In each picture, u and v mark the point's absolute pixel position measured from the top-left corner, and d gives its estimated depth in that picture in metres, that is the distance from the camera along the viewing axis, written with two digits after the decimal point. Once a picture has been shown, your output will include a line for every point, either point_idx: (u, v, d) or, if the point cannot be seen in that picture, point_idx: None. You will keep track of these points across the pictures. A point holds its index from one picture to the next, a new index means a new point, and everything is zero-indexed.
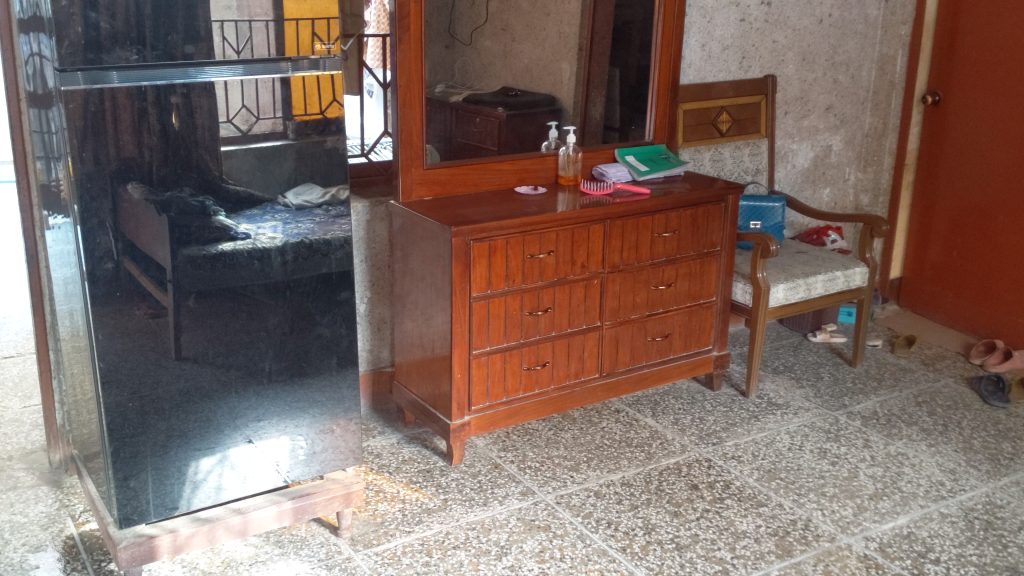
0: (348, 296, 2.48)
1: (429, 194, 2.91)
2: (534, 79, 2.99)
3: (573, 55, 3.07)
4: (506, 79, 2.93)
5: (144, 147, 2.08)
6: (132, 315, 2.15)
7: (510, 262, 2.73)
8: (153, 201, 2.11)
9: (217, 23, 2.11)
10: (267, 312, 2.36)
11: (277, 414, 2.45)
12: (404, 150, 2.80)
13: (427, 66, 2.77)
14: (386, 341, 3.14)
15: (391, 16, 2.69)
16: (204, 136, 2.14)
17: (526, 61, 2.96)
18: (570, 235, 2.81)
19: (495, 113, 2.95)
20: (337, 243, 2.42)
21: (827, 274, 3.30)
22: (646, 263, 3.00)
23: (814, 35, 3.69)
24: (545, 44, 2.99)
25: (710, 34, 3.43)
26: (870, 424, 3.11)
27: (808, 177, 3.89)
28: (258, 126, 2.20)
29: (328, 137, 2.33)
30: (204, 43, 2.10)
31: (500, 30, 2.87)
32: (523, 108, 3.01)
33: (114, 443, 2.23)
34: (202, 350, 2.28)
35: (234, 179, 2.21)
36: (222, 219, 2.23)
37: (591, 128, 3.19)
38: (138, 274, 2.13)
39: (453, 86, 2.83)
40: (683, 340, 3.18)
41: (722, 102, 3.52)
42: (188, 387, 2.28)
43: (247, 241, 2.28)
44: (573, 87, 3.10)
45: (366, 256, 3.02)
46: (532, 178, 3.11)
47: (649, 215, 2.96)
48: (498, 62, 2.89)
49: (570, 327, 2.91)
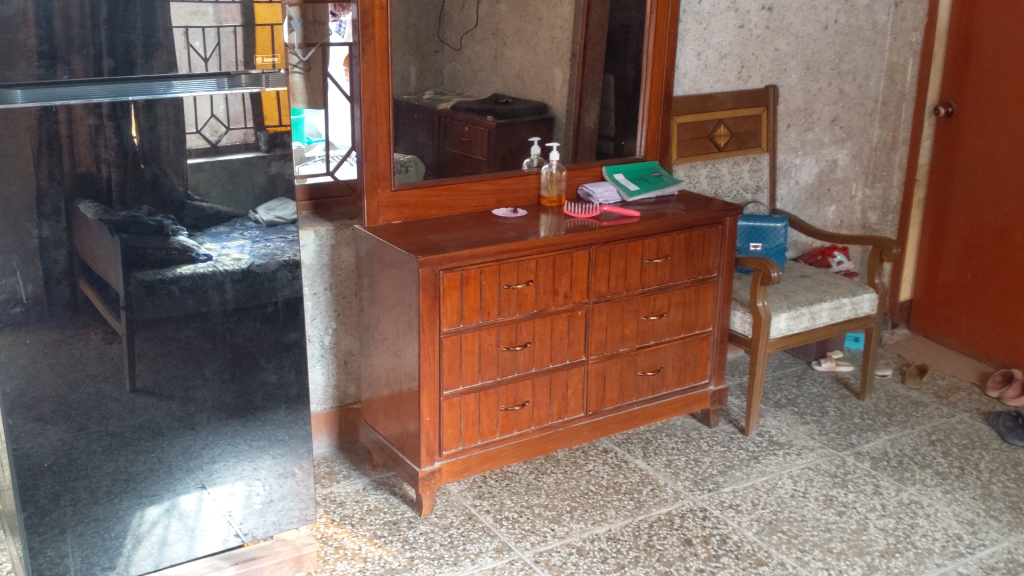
0: (297, 337, 2.26)
1: (397, 218, 2.65)
2: (526, 86, 2.76)
3: (567, 63, 2.82)
4: (499, 85, 2.70)
5: (102, 163, 1.89)
6: (88, 341, 1.96)
7: (484, 294, 2.48)
8: (107, 221, 1.92)
9: (181, 29, 1.91)
10: (204, 357, 2.13)
11: (232, 456, 2.23)
12: (369, 169, 2.55)
13: (412, 74, 2.56)
14: (354, 376, 2.88)
15: (355, 25, 2.44)
16: (170, 152, 1.96)
17: (517, 67, 2.73)
18: (551, 263, 2.56)
19: (485, 123, 2.73)
20: (284, 280, 2.20)
21: (833, 301, 3.05)
22: (636, 291, 2.75)
23: (819, 42, 3.44)
24: (537, 50, 2.76)
25: (706, 41, 3.18)
26: (880, 466, 2.86)
27: (812, 194, 3.64)
28: (227, 138, 2.01)
29: (272, 162, 2.11)
30: (165, 50, 1.90)
31: (491, 34, 2.65)
32: (513, 119, 2.78)
33: (56, 485, 2.02)
34: (159, 384, 2.08)
35: (198, 194, 2.02)
36: (182, 240, 2.03)
37: (586, 139, 2.95)
38: (94, 297, 1.94)
39: (442, 93, 2.63)
40: (677, 374, 2.92)
41: (719, 115, 3.27)
42: (144, 423, 2.09)
43: (209, 264, 2.07)
44: (566, 96, 2.86)
45: (331, 285, 2.76)
46: (513, 199, 2.85)
47: (639, 240, 2.71)
48: (489, 67, 2.67)
49: (551, 363, 2.65)
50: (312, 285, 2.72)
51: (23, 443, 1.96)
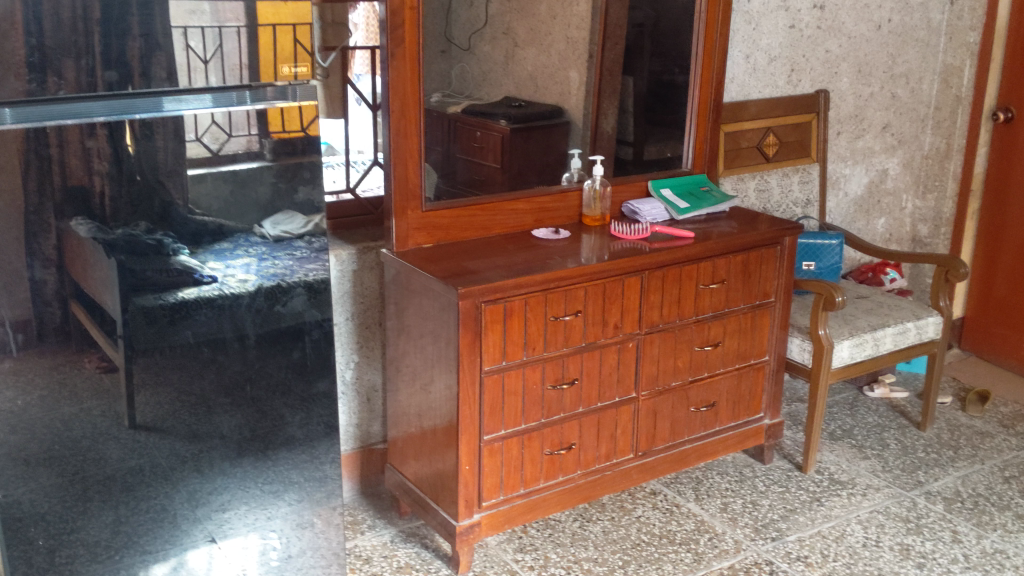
0: (325, 387, 2.02)
1: (428, 242, 2.39)
2: (539, 89, 2.49)
3: (583, 64, 2.56)
4: (510, 87, 2.42)
5: (95, 175, 1.60)
6: (83, 369, 1.68)
7: (529, 327, 2.22)
8: (102, 240, 1.63)
9: (179, 29, 1.62)
10: (220, 417, 1.87)
11: (244, 503, 1.95)
12: (399, 188, 2.29)
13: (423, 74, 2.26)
14: (377, 413, 2.61)
15: (382, 27, 2.18)
16: (167, 163, 1.67)
17: (530, 68, 2.46)
18: (601, 290, 2.31)
19: (497, 128, 2.43)
20: (312, 323, 1.95)
21: (897, 326, 2.80)
22: (690, 320, 2.50)
23: (871, 43, 3.19)
24: (551, 51, 2.49)
25: (756, 43, 2.93)
26: (955, 509, 2.61)
27: (861, 206, 3.39)
28: (230, 146, 1.73)
29: (299, 187, 1.84)
30: (163, 52, 1.62)
31: (501, 33, 2.37)
32: (530, 123, 2.50)
33: (49, 541, 1.73)
34: (161, 418, 1.79)
35: (201, 208, 1.73)
36: (183, 260, 1.73)
37: (604, 145, 2.65)
38: (90, 325, 1.66)
39: (451, 95, 2.32)
40: (731, 409, 2.67)
41: (768, 123, 3.01)
42: (143, 463, 1.79)
43: (213, 287, 1.79)
44: (583, 98, 2.59)
45: (353, 314, 2.49)
46: (552, 219, 2.59)
47: (694, 263, 2.46)
48: (500, 68, 2.39)
49: (599, 401, 2.40)
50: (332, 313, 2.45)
51: (13, 489, 1.67)
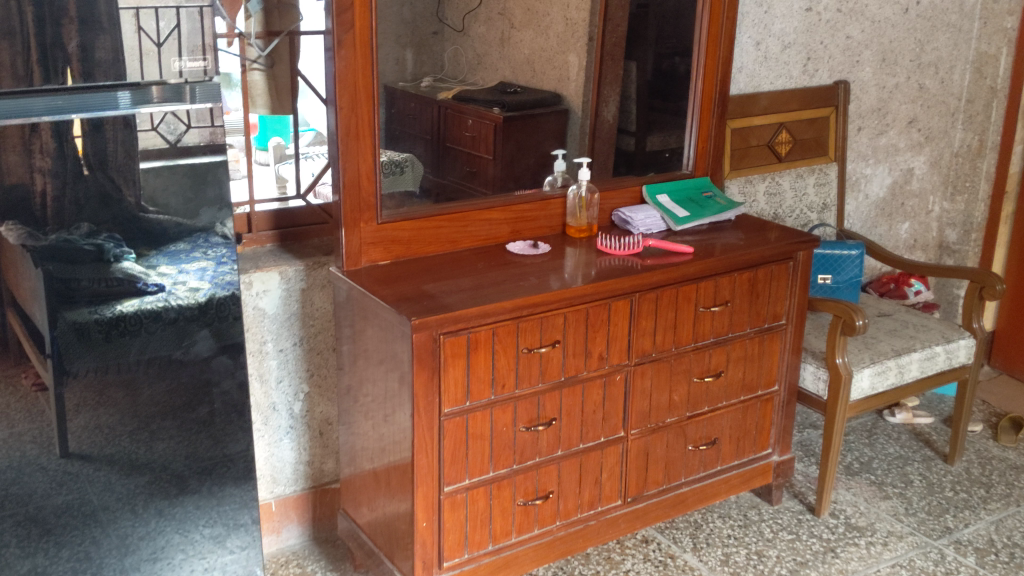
0: (241, 448, 1.80)
1: (385, 258, 2.06)
2: (537, 74, 2.17)
3: (583, 47, 2.23)
4: (507, 73, 2.11)
5: (35, 174, 1.44)
6: (18, 385, 1.52)
7: (498, 361, 1.90)
8: (33, 248, 1.47)
9: (129, 10, 1.45)
10: (153, 458, 1.69)
11: (181, 551, 1.77)
12: (349, 199, 1.96)
13: (408, 58, 1.98)
14: (332, 449, 2.30)
15: (327, 9, 1.85)
16: (118, 158, 1.51)
17: (528, 52, 2.14)
18: (583, 317, 1.99)
19: (491, 116, 2.12)
20: (221, 373, 1.73)
21: (924, 351, 2.48)
22: (687, 348, 2.18)
23: (898, 28, 2.86)
24: (549, 33, 2.17)
25: (767, 28, 2.60)
26: (989, 563, 2.29)
27: (883, 210, 3.06)
28: (189, 138, 1.55)
29: (203, 209, 1.62)
30: (106, 35, 1.45)
31: (497, 14, 2.07)
32: (526, 112, 2.18)
33: None
34: (97, 447, 1.62)
35: (155, 206, 1.56)
36: (127, 267, 1.56)
37: (604, 137, 2.32)
38: (25, 338, 1.50)
39: (443, 79, 2.03)
40: (735, 446, 2.35)
41: (781, 117, 2.68)
42: (72, 500, 1.62)
43: (159, 297, 1.61)
44: (582, 86, 2.26)
45: (302, 339, 2.18)
46: (532, 229, 2.26)
47: (692, 283, 2.13)
48: (495, 52, 2.09)
49: (582, 443, 2.08)
50: (277, 339, 2.14)
51: None
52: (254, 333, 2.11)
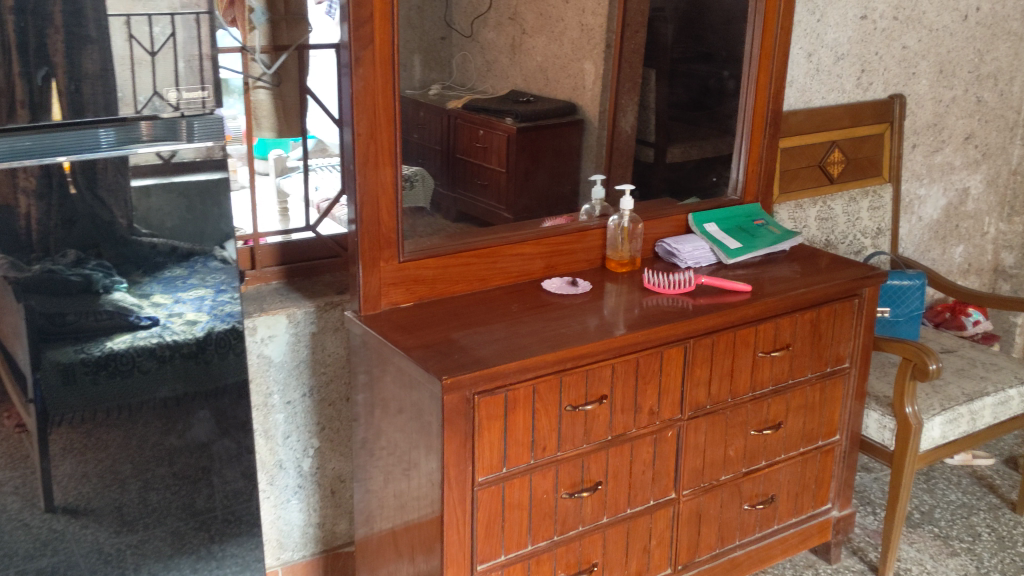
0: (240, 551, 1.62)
1: (408, 300, 1.83)
2: (551, 83, 1.92)
3: (599, 55, 1.99)
4: (517, 80, 1.87)
5: (18, 194, 1.26)
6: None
7: (538, 422, 1.67)
8: (13, 280, 1.29)
9: (119, 18, 1.26)
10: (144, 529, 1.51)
11: None
12: (367, 235, 1.73)
13: (415, 64, 1.72)
14: (346, 509, 2.07)
15: (343, 20, 1.62)
16: (108, 174, 1.31)
17: (540, 59, 1.89)
18: (633, 368, 1.76)
19: (502, 127, 1.88)
20: (222, 460, 1.55)
21: (997, 395, 2.25)
22: (745, 398, 1.95)
23: (956, 37, 2.63)
24: (562, 40, 1.92)
25: (820, 38, 2.36)
26: None
27: (937, 232, 2.83)
28: (184, 153, 1.36)
29: (195, 274, 1.42)
30: (94, 46, 1.26)
31: (507, 18, 1.82)
32: (542, 124, 1.94)
33: None
34: (84, 498, 1.44)
35: (148, 228, 1.36)
36: (118, 299, 1.36)
37: (621, 149, 2.07)
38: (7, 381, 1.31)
39: (450, 87, 1.79)
40: (792, 502, 2.12)
41: (833, 135, 2.45)
42: (57, 563, 1.44)
43: (153, 332, 1.41)
44: (599, 94, 2.01)
45: (313, 389, 1.94)
46: (569, 264, 2.03)
47: (750, 326, 1.90)
48: (505, 58, 1.84)
49: (629, 508, 1.85)
50: (285, 390, 1.91)
51: None
52: (258, 384, 1.87)
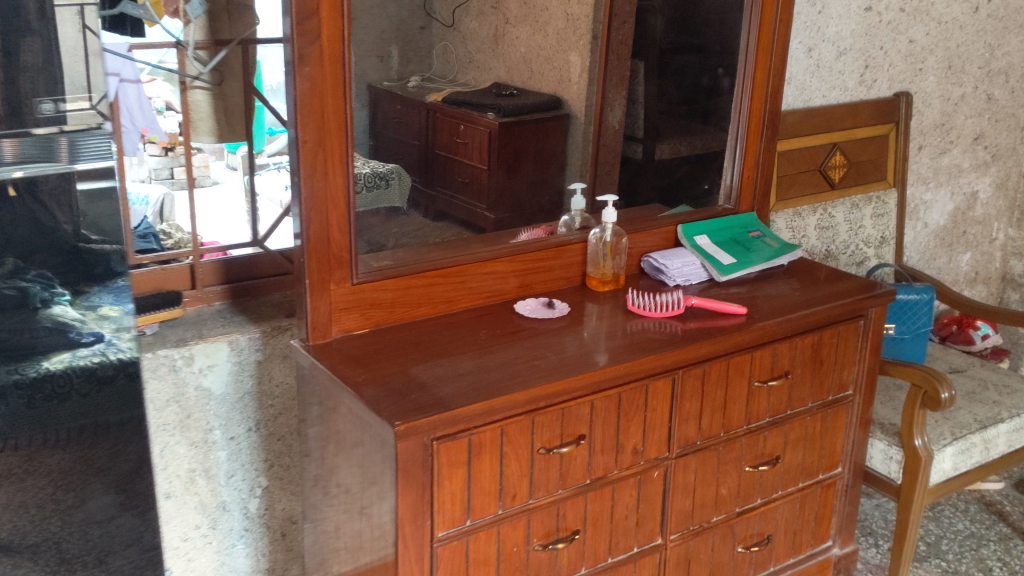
0: None
1: (363, 326, 1.63)
2: (535, 75, 1.73)
3: (586, 46, 1.79)
4: (500, 72, 1.67)
5: None
6: None
7: (507, 468, 1.47)
8: None
9: (70, 8, 1.17)
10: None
11: None
12: (316, 255, 1.53)
13: (392, 54, 1.55)
14: (298, 553, 1.88)
15: (284, 10, 1.41)
16: (50, 180, 1.19)
17: (525, 50, 1.70)
18: (614, 404, 1.57)
19: (484, 122, 1.69)
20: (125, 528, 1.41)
21: (1012, 422, 2.07)
22: (739, 432, 1.76)
23: (966, 30, 2.44)
24: (546, 29, 1.72)
25: (821, 32, 2.17)
26: None
27: (943, 239, 2.64)
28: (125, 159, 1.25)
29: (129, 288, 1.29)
30: (36, 37, 1.15)
31: (490, 6, 1.63)
32: (527, 119, 1.74)
33: None
34: None
35: (99, 233, 1.23)
36: (57, 314, 1.22)
37: (608, 146, 1.87)
38: None
39: (432, 79, 1.60)
40: (789, 542, 1.94)
41: (834, 136, 2.26)
42: None
43: (95, 350, 1.28)
44: (585, 88, 1.81)
45: (259, 423, 1.75)
46: (546, 282, 1.84)
47: (746, 353, 1.71)
48: (489, 50, 1.65)
49: (610, 557, 1.66)
50: (227, 426, 1.72)
51: None
52: (197, 420, 1.68)
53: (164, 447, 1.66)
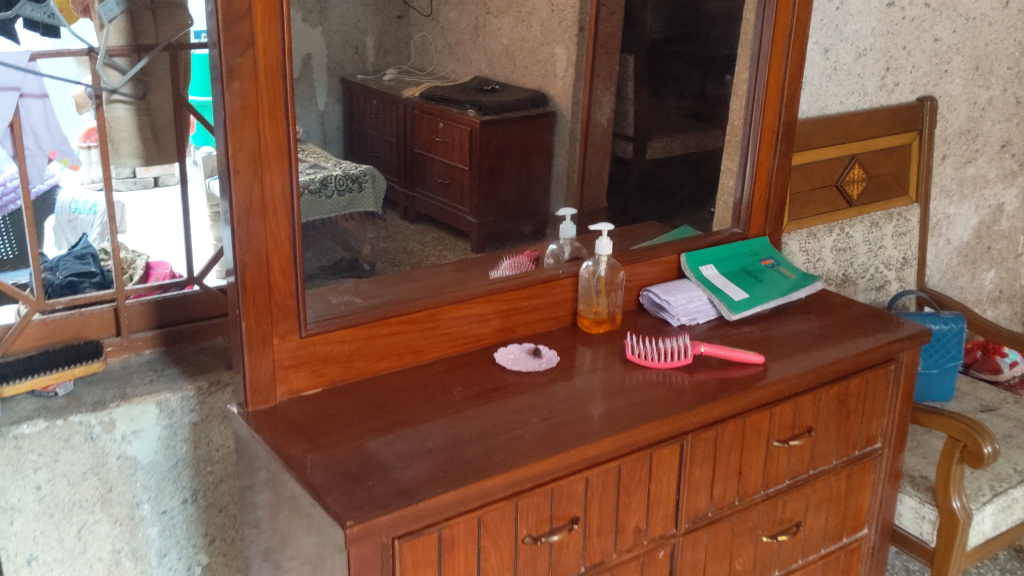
0: None
1: (317, 386, 1.38)
2: (520, 70, 1.49)
3: (572, 39, 1.54)
4: (483, 65, 1.44)
5: None
6: None
7: (485, 563, 1.23)
8: None
9: None
10: None
11: None
12: (255, 306, 1.28)
13: (368, 46, 1.33)
14: None
15: (209, 14, 1.15)
16: None
17: (507, 43, 1.47)
18: (612, 480, 1.32)
19: (465, 119, 1.45)
20: None
21: None
22: (756, 499, 1.52)
23: (995, 27, 2.20)
24: (532, 20, 1.49)
25: (838, 31, 1.92)
26: None
27: (966, 256, 2.41)
28: None
29: None
30: None
31: None
32: (510, 115, 1.50)
33: None
34: None
35: None
36: None
37: (597, 143, 1.62)
38: None
39: (409, 71, 1.38)
40: None
41: (853, 147, 2.01)
42: None
43: None
44: (571, 85, 1.56)
45: (196, 493, 1.51)
46: (532, 325, 1.59)
47: (764, 411, 1.47)
48: (469, 40, 1.43)
49: None
50: (157, 498, 1.47)
51: None
52: (120, 494, 1.43)
53: (81, 526, 1.40)
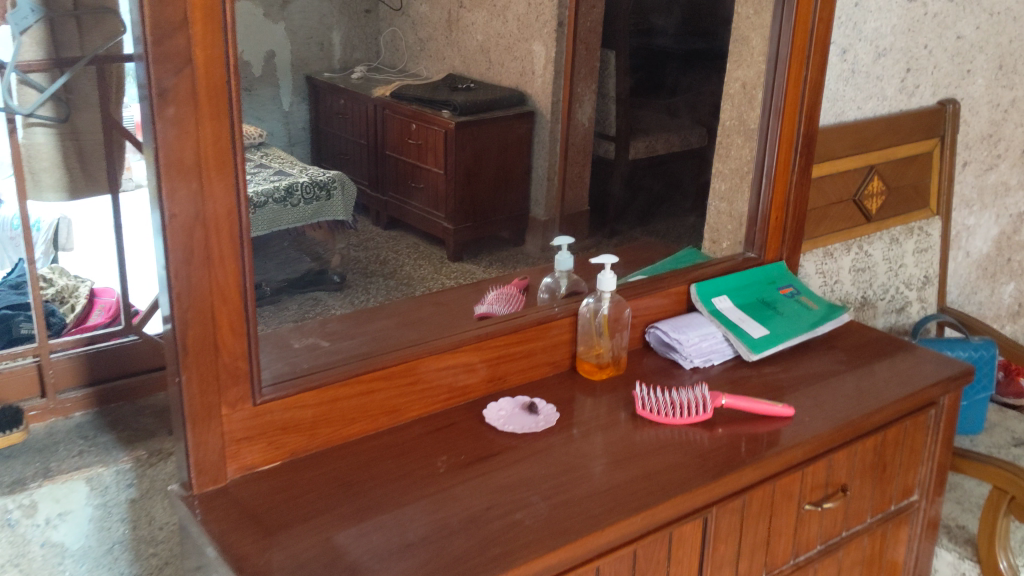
0: None
1: (278, 456, 1.17)
2: (496, 69, 1.25)
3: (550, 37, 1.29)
4: (456, 61, 1.21)
5: None
6: None
7: None
8: None
9: None
10: None
11: None
12: (198, 373, 1.06)
13: (335, 41, 1.12)
14: None
15: (135, 25, 0.94)
16: None
17: (482, 39, 1.24)
18: (627, 567, 1.12)
19: (439, 121, 1.22)
20: None
21: None
22: (786, 570, 1.33)
23: (1020, 23, 2.01)
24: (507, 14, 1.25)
25: (858, 29, 1.71)
26: None
27: (985, 270, 2.24)
28: None
29: None
30: None
31: None
32: (492, 116, 1.27)
33: None
34: None
35: None
36: None
37: (576, 149, 1.37)
38: None
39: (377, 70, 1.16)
40: None
41: (873, 158, 1.83)
42: None
43: None
44: (550, 81, 1.31)
45: None
46: (524, 373, 1.39)
47: (796, 472, 1.28)
48: (443, 36, 1.20)
49: None
50: None
51: None
52: None
53: None
